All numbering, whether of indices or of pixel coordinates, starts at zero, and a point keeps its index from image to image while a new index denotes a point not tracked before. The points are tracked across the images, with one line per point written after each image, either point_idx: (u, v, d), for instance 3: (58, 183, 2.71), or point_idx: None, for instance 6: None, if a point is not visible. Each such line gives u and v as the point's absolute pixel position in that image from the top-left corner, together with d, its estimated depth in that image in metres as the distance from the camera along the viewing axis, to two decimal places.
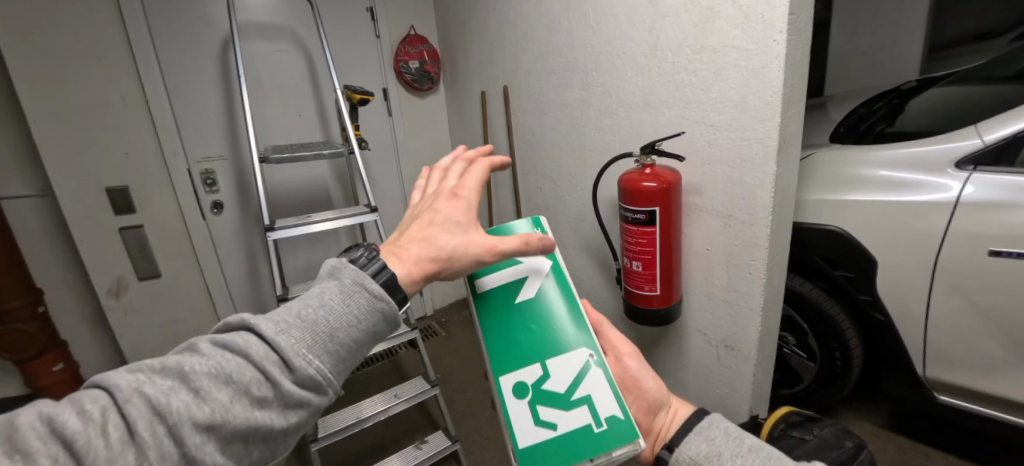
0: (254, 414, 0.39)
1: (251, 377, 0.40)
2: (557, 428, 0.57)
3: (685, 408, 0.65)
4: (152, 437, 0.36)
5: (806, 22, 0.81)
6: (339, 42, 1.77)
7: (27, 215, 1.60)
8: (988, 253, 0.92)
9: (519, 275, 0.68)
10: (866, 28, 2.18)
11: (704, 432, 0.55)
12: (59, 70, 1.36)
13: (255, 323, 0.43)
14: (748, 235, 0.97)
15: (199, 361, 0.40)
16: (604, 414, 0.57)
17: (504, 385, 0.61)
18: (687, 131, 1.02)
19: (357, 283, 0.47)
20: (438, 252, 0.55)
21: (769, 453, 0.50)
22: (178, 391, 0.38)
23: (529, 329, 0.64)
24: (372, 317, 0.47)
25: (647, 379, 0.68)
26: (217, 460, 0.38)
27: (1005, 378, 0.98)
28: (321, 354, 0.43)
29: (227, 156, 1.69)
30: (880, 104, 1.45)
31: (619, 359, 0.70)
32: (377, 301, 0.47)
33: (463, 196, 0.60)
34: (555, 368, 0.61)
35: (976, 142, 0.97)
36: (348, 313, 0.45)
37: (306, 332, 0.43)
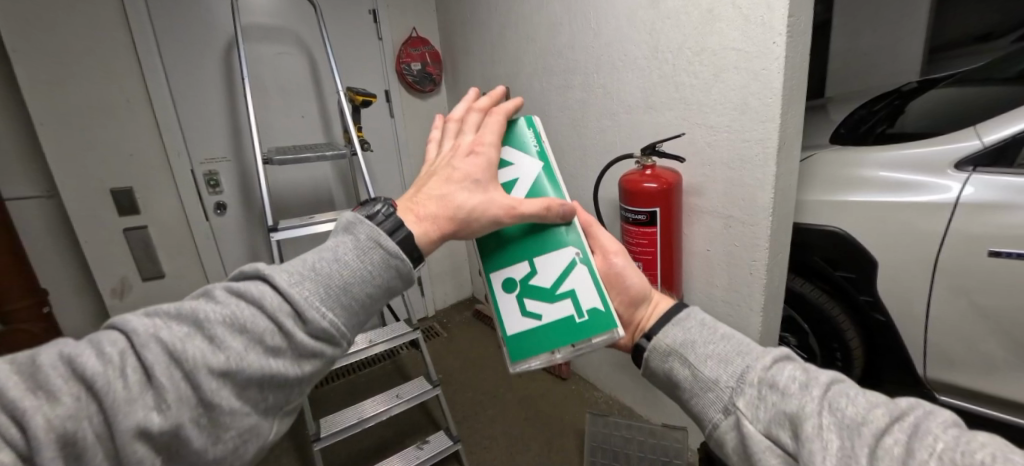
0: (269, 363, 0.39)
1: (266, 327, 0.39)
2: (542, 319, 0.60)
3: (667, 301, 0.63)
4: (170, 381, 0.35)
5: (806, 24, 0.82)
6: (342, 44, 1.78)
7: (32, 216, 1.62)
8: (988, 254, 0.92)
9: (508, 177, 0.62)
10: (866, 29, 2.19)
11: (681, 322, 0.55)
12: (64, 71, 1.37)
13: (270, 273, 0.42)
14: (748, 235, 0.98)
15: (215, 308, 0.39)
16: (586, 306, 0.58)
17: (492, 278, 0.63)
18: (687, 133, 1.03)
19: (371, 239, 0.46)
20: (453, 210, 0.53)
21: (743, 341, 0.50)
22: (194, 338, 0.37)
23: (517, 228, 0.61)
24: (386, 273, 0.47)
25: (633, 276, 0.65)
26: (232, 406, 0.37)
27: (1004, 378, 0.98)
28: (333, 306, 0.43)
29: (230, 157, 1.70)
30: (880, 105, 1.45)
31: (607, 257, 0.67)
32: (391, 258, 0.47)
33: (482, 152, 0.58)
34: (542, 265, 0.60)
35: (976, 143, 0.97)
36: (362, 269, 0.45)
37: (320, 285, 0.42)
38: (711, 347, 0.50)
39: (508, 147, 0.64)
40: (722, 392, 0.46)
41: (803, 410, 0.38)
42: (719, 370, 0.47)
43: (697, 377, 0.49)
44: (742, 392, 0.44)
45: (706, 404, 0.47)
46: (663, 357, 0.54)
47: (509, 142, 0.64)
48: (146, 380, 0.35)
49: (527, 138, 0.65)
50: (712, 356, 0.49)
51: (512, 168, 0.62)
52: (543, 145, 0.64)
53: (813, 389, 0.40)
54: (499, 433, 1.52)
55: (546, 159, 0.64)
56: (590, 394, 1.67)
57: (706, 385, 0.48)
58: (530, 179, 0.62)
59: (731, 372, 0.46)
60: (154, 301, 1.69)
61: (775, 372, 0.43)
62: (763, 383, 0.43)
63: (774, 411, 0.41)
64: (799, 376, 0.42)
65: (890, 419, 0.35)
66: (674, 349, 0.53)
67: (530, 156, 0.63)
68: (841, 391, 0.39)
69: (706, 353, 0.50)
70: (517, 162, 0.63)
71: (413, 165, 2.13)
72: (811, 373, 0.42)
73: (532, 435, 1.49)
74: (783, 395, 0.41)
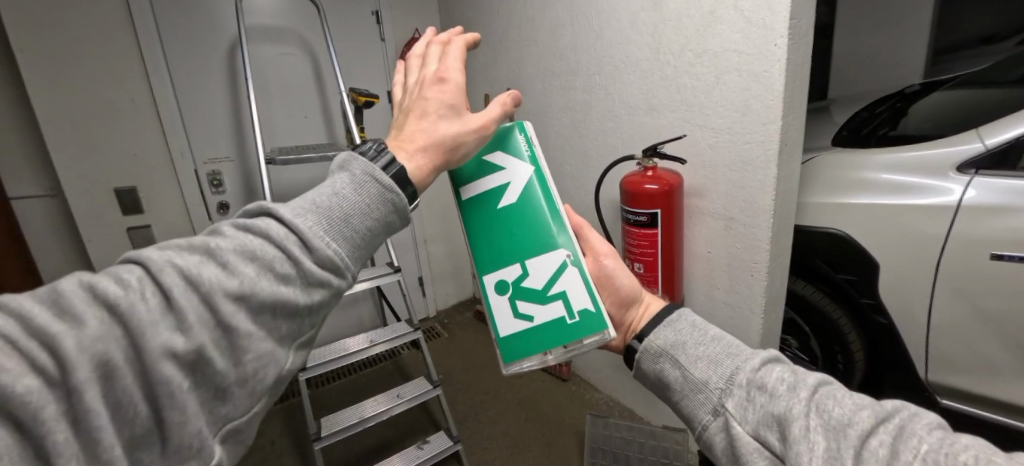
0: (281, 290, 0.37)
1: (275, 255, 0.37)
2: (534, 320, 0.59)
3: (657, 303, 0.63)
4: (188, 304, 0.33)
5: (807, 26, 0.82)
6: (345, 45, 1.79)
7: (38, 214, 1.63)
8: (989, 257, 0.92)
9: (500, 182, 0.61)
10: (870, 32, 2.18)
11: (672, 323, 0.55)
12: (69, 71, 1.38)
13: (274, 206, 0.40)
14: (748, 237, 0.98)
15: (224, 239, 0.36)
16: (577, 307, 0.57)
17: (485, 280, 0.62)
18: (688, 134, 1.03)
19: (367, 174, 0.45)
20: (440, 145, 0.54)
21: (732, 341, 0.50)
22: (206, 265, 0.35)
23: (509, 232, 0.60)
24: (385, 208, 0.45)
25: (623, 276, 0.64)
26: (250, 332, 0.35)
27: (1005, 381, 0.98)
28: (338, 237, 0.41)
29: (233, 156, 1.71)
30: (882, 107, 1.46)
31: (597, 258, 0.65)
32: (388, 192, 0.46)
33: (450, 79, 0.55)
34: (533, 266, 0.59)
35: (978, 146, 0.97)
36: (362, 202, 0.44)
37: (323, 217, 0.41)
38: (701, 348, 0.50)
39: (501, 150, 0.62)
40: (711, 394, 0.46)
41: (790, 412, 0.39)
42: (709, 372, 0.48)
43: (687, 379, 0.49)
44: (731, 393, 0.45)
45: (696, 406, 0.48)
46: (653, 358, 0.54)
47: (500, 145, 0.62)
48: (167, 303, 0.33)
49: (519, 143, 0.62)
50: (702, 358, 0.49)
51: (505, 172, 0.61)
52: (535, 149, 0.62)
53: (800, 391, 0.41)
54: (498, 433, 1.52)
55: (539, 164, 0.62)
56: (590, 395, 1.67)
57: (696, 387, 0.48)
58: (522, 183, 0.61)
59: (720, 373, 0.47)
60: None
61: (764, 373, 0.44)
62: (752, 385, 0.44)
63: (763, 413, 0.42)
64: (788, 377, 0.43)
65: (875, 421, 0.36)
66: (664, 350, 0.53)
67: (521, 160, 0.61)
68: (828, 394, 0.40)
69: (696, 354, 0.50)
70: (509, 166, 0.61)
71: None
72: (800, 375, 0.43)
73: (531, 436, 1.49)
74: (772, 396, 0.42)
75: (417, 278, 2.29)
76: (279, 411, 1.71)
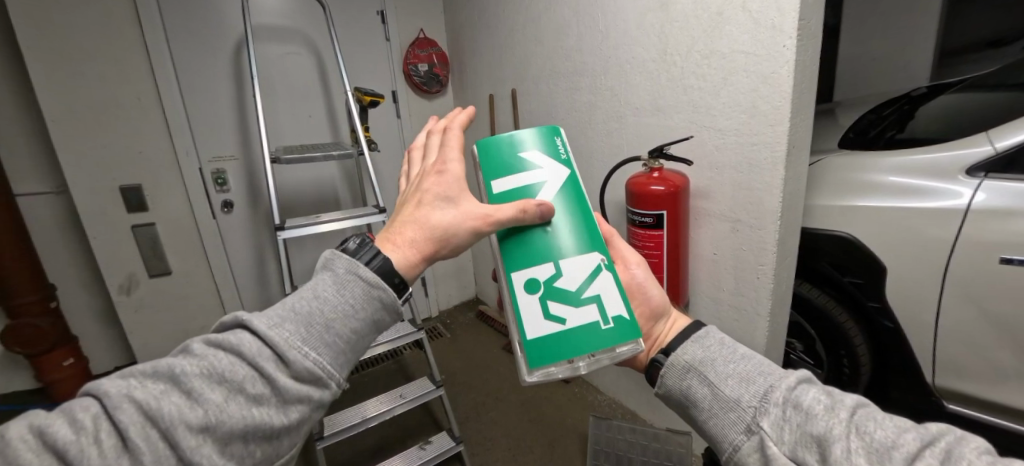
0: (251, 411, 0.38)
1: (246, 374, 0.39)
2: (566, 323, 0.54)
3: (683, 320, 0.65)
4: (145, 442, 0.35)
5: (816, 27, 0.82)
6: (350, 45, 1.79)
7: (43, 211, 1.63)
8: (1000, 261, 0.91)
9: (534, 179, 0.59)
10: (876, 35, 2.18)
11: (700, 340, 0.56)
12: (76, 70, 1.39)
13: (248, 319, 0.42)
14: (755, 240, 0.97)
15: (191, 362, 0.39)
16: (612, 314, 0.55)
17: (514, 278, 0.56)
18: (695, 135, 1.03)
19: (349, 272, 0.46)
20: (429, 232, 0.53)
21: (762, 361, 0.52)
22: (170, 394, 0.37)
23: (543, 229, 0.57)
24: (371, 305, 0.46)
25: (653, 289, 0.68)
26: (215, 464, 0.37)
27: (1016, 388, 0.96)
28: (316, 346, 0.42)
29: (238, 155, 1.69)
30: (889, 110, 1.45)
31: (627, 267, 0.70)
32: (372, 288, 0.46)
33: (448, 171, 0.56)
34: (569, 267, 0.56)
35: (987, 149, 0.97)
36: (344, 304, 0.45)
37: (300, 325, 0.42)
38: (732, 365, 0.51)
39: (535, 149, 0.60)
40: (744, 412, 0.47)
41: (831, 432, 0.41)
42: (741, 390, 0.48)
43: (717, 396, 0.50)
44: (766, 411, 0.45)
45: (726, 425, 0.48)
46: (680, 375, 0.54)
47: (534, 144, 0.61)
48: (122, 446, 0.35)
49: (552, 146, 0.62)
50: (733, 375, 0.50)
51: (538, 171, 0.59)
52: (570, 154, 0.62)
53: (840, 412, 0.42)
54: (501, 435, 1.51)
55: (573, 168, 0.62)
56: (593, 397, 1.66)
57: (726, 404, 0.49)
58: (557, 183, 0.59)
59: (753, 391, 0.48)
60: (160, 298, 1.70)
61: (800, 392, 0.46)
62: (787, 403, 0.45)
63: (801, 432, 0.43)
64: (824, 398, 0.44)
65: (920, 444, 0.38)
66: (692, 366, 0.54)
67: (556, 164, 0.60)
68: (868, 415, 0.42)
69: (726, 371, 0.51)
70: (544, 166, 0.60)
71: None
72: (836, 396, 0.45)
73: (533, 437, 1.49)
74: (809, 416, 0.43)
75: (419, 278, 2.28)
76: None
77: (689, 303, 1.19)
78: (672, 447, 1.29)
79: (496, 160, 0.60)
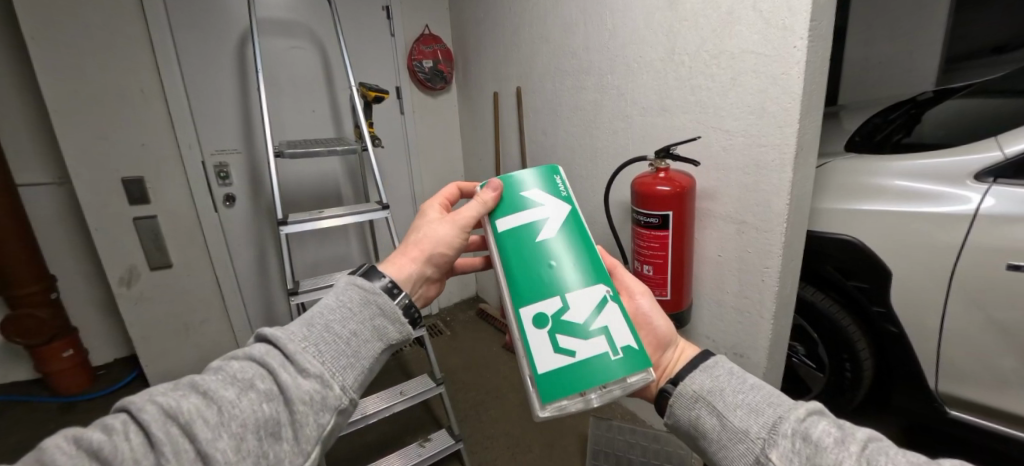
0: (261, 405, 0.43)
1: (255, 374, 0.45)
2: (576, 356, 0.55)
3: (691, 348, 0.65)
4: (167, 436, 0.39)
5: (827, 29, 0.81)
6: (354, 40, 1.78)
7: (44, 201, 1.63)
8: (1007, 268, 0.91)
9: (536, 216, 0.62)
10: (883, 37, 2.17)
11: (708, 369, 0.57)
12: (79, 60, 1.39)
13: (260, 329, 0.49)
14: (761, 242, 0.96)
15: (210, 371, 0.45)
16: (620, 344, 0.55)
17: (522, 314, 0.58)
18: (703, 136, 1.02)
19: (349, 284, 0.55)
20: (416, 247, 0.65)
21: (772, 391, 0.52)
22: (188, 395, 0.42)
23: (548, 265, 0.59)
24: (370, 309, 0.54)
25: (658, 319, 0.68)
26: (229, 458, 0.40)
27: (1019, 394, 0.96)
28: (318, 344, 0.48)
29: (241, 149, 1.67)
30: (896, 114, 1.45)
31: (632, 297, 0.72)
32: (368, 296, 0.54)
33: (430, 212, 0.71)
34: (575, 299, 0.58)
35: (997, 155, 0.95)
36: (341, 307, 0.52)
37: (301, 327, 0.50)
38: (740, 396, 0.52)
39: (535, 188, 0.65)
40: (753, 443, 0.47)
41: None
42: (749, 421, 0.49)
43: (726, 427, 0.50)
44: (775, 443, 0.46)
45: (735, 457, 0.48)
46: (689, 404, 0.55)
47: (534, 185, 0.65)
48: (149, 443, 0.39)
49: (552, 184, 0.66)
50: (742, 406, 0.50)
51: (540, 208, 0.63)
52: (569, 190, 0.66)
53: (850, 445, 0.43)
54: (501, 433, 1.51)
55: (573, 203, 0.65)
56: None
57: (735, 436, 0.49)
58: (558, 219, 0.63)
59: (761, 423, 0.48)
60: (161, 291, 1.70)
61: (809, 424, 0.46)
62: (797, 435, 0.45)
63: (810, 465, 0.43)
64: (834, 430, 0.45)
65: None
66: (700, 396, 0.54)
67: (556, 200, 0.64)
68: (879, 450, 0.42)
69: (735, 402, 0.51)
70: (545, 203, 0.63)
71: (422, 161, 2.12)
72: (846, 430, 0.46)
73: (532, 436, 1.48)
74: (818, 448, 0.43)
75: None
76: None
77: (692, 303, 1.19)
78: (671, 448, 1.28)
79: (499, 199, 0.64)
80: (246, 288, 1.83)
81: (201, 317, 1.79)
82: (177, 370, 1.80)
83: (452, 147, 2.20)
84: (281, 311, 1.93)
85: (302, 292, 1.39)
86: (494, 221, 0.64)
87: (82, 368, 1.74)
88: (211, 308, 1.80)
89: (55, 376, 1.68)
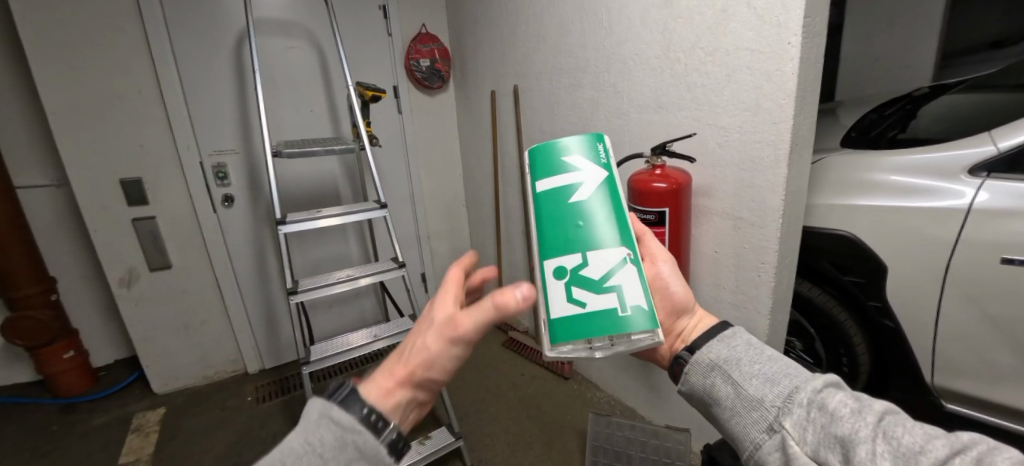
0: None
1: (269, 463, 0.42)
2: (586, 307, 0.57)
3: (708, 320, 0.66)
4: None
5: (821, 25, 0.81)
6: (352, 40, 1.79)
7: (43, 203, 1.63)
8: (1001, 261, 0.91)
9: (572, 180, 0.63)
10: (881, 32, 2.18)
11: (726, 339, 0.58)
12: (74, 61, 1.39)
13: None
14: (756, 238, 0.97)
15: None
16: (631, 303, 0.56)
17: (545, 265, 0.61)
18: (699, 133, 1.02)
19: (324, 418, 0.46)
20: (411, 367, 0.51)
21: (788, 363, 0.53)
22: None
23: (576, 225, 0.61)
24: (345, 452, 0.45)
25: (676, 285, 0.68)
26: None
27: (1016, 386, 0.96)
28: None
29: (239, 149, 1.67)
30: (891, 110, 1.46)
31: (653, 263, 0.71)
32: (345, 434, 0.46)
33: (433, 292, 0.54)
34: (596, 258, 0.59)
35: (991, 149, 0.96)
36: (310, 452, 0.44)
37: (317, 415, 0.47)
38: (757, 366, 0.53)
39: (577, 154, 0.64)
40: (766, 412, 0.49)
41: (857, 434, 0.42)
42: (765, 390, 0.50)
43: (740, 395, 0.52)
44: (790, 412, 0.47)
45: (748, 424, 0.50)
46: (704, 372, 0.56)
47: (577, 149, 0.65)
48: None
49: (595, 149, 0.65)
50: (758, 376, 0.52)
51: (578, 173, 0.63)
52: (610, 158, 0.65)
53: (868, 416, 0.44)
54: (501, 431, 1.52)
55: (612, 171, 0.65)
56: (593, 394, 1.66)
57: (750, 404, 0.50)
58: (594, 184, 0.62)
59: (776, 392, 0.49)
60: (161, 292, 1.70)
61: (826, 395, 0.47)
62: (813, 405, 0.46)
63: (824, 433, 0.44)
64: (851, 402, 0.45)
65: (950, 450, 0.39)
66: (716, 364, 0.56)
67: (595, 167, 0.64)
68: (896, 421, 0.43)
69: (751, 372, 0.52)
70: (584, 169, 0.64)
71: (420, 160, 2.12)
72: (863, 401, 0.46)
73: (532, 433, 1.49)
74: (834, 418, 0.44)
75: (420, 274, 2.29)
76: (279, 404, 1.72)
77: (689, 300, 1.19)
78: (671, 444, 1.28)
79: (542, 162, 0.65)
80: (246, 289, 1.83)
81: (201, 318, 1.79)
82: (177, 371, 1.80)
83: (450, 146, 2.20)
84: (281, 311, 1.93)
85: (302, 291, 1.40)
86: (535, 182, 0.65)
87: (82, 368, 1.75)
88: (211, 308, 1.81)
89: (55, 377, 1.69)
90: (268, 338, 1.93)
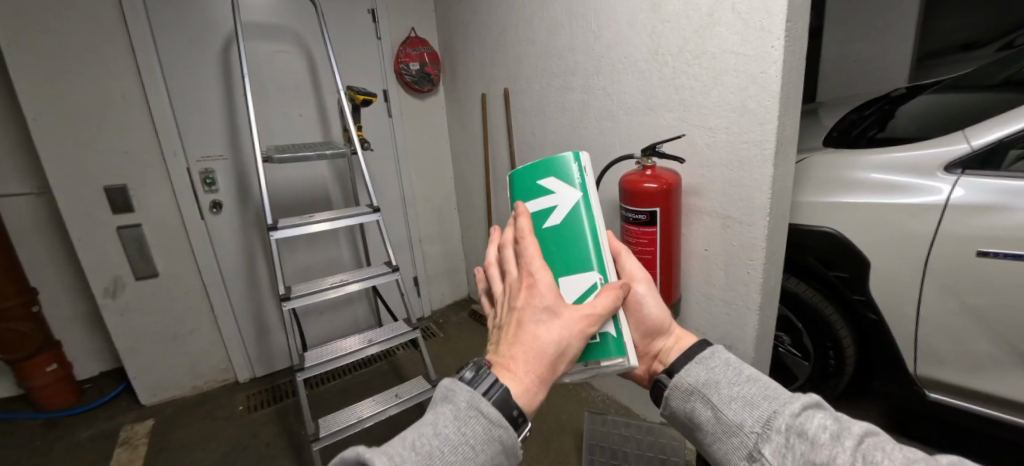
0: None
1: None
2: None
3: (686, 339, 0.67)
4: None
5: (803, 29, 0.84)
6: (341, 42, 1.78)
7: (22, 213, 1.59)
8: (977, 254, 0.95)
9: (547, 205, 0.64)
10: (857, 34, 2.24)
11: (704, 361, 0.59)
12: (56, 67, 1.36)
13: (373, 456, 0.43)
14: (745, 236, 1.00)
15: None
16: (598, 329, 0.59)
17: None
18: (686, 134, 1.05)
19: (471, 407, 0.47)
20: (541, 356, 0.50)
21: (768, 383, 0.54)
22: None
23: (549, 250, 0.63)
24: (487, 447, 0.46)
25: (652, 304, 0.70)
26: None
27: (994, 374, 1.01)
28: None
29: (226, 154, 1.65)
30: (870, 109, 1.51)
31: (631, 284, 0.72)
32: (492, 428, 0.46)
33: (537, 286, 0.53)
34: (566, 283, 0.61)
35: (965, 147, 1.00)
36: (463, 443, 0.45)
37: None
38: (736, 389, 0.54)
39: (553, 177, 0.65)
40: (747, 438, 0.50)
41: (835, 461, 0.43)
42: (745, 415, 0.51)
43: (720, 420, 0.53)
44: (768, 439, 0.48)
45: (730, 450, 0.51)
46: (684, 397, 0.57)
47: (555, 171, 0.65)
48: None
49: (573, 169, 0.64)
50: (737, 400, 0.52)
51: (552, 197, 0.64)
52: (587, 177, 0.64)
53: (846, 440, 0.45)
54: None
55: (588, 191, 0.64)
56: (587, 394, 1.67)
57: (730, 429, 0.51)
58: (568, 209, 0.63)
59: (756, 417, 0.50)
60: (147, 301, 1.67)
61: (804, 419, 0.48)
62: (791, 431, 0.47)
63: (803, 461, 0.45)
64: (830, 426, 0.46)
65: None
66: (696, 388, 0.57)
67: (570, 188, 0.64)
68: (875, 445, 0.44)
69: (730, 395, 0.53)
70: (559, 192, 0.64)
71: (410, 163, 2.12)
72: (842, 423, 0.47)
73: (528, 434, 1.50)
74: (813, 444, 0.45)
75: (412, 278, 2.28)
76: (272, 412, 1.70)
77: (681, 298, 1.21)
78: (666, 440, 1.31)
79: (521, 187, 0.67)
80: (236, 296, 1.80)
81: (190, 327, 1.76)
82: (166, 382, 1.76)
83: (441, 149, 2.21)
84: (272, 318, 1.91)
85: (295, 296, 1.38)
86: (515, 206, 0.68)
87: (64, 382, 1.70)
88: (200, 316, 1.78)
89: (36, 391, 1.64)
90: (258, 347, 1.91)
